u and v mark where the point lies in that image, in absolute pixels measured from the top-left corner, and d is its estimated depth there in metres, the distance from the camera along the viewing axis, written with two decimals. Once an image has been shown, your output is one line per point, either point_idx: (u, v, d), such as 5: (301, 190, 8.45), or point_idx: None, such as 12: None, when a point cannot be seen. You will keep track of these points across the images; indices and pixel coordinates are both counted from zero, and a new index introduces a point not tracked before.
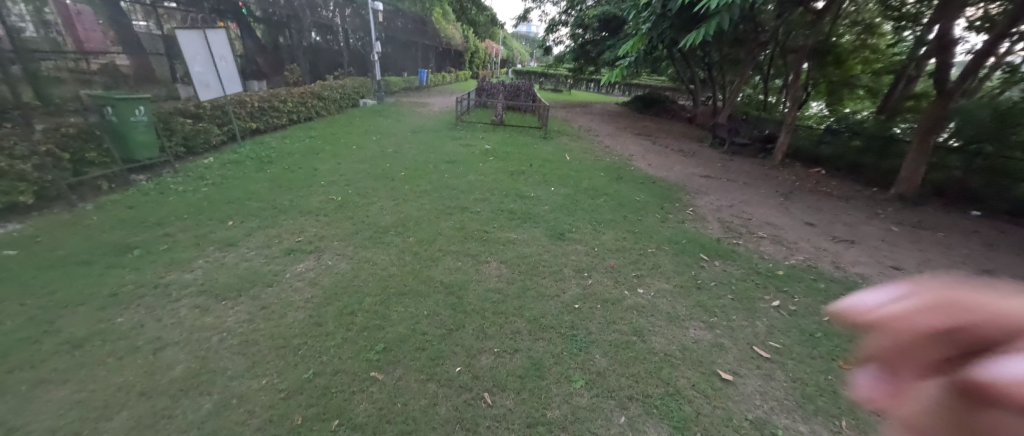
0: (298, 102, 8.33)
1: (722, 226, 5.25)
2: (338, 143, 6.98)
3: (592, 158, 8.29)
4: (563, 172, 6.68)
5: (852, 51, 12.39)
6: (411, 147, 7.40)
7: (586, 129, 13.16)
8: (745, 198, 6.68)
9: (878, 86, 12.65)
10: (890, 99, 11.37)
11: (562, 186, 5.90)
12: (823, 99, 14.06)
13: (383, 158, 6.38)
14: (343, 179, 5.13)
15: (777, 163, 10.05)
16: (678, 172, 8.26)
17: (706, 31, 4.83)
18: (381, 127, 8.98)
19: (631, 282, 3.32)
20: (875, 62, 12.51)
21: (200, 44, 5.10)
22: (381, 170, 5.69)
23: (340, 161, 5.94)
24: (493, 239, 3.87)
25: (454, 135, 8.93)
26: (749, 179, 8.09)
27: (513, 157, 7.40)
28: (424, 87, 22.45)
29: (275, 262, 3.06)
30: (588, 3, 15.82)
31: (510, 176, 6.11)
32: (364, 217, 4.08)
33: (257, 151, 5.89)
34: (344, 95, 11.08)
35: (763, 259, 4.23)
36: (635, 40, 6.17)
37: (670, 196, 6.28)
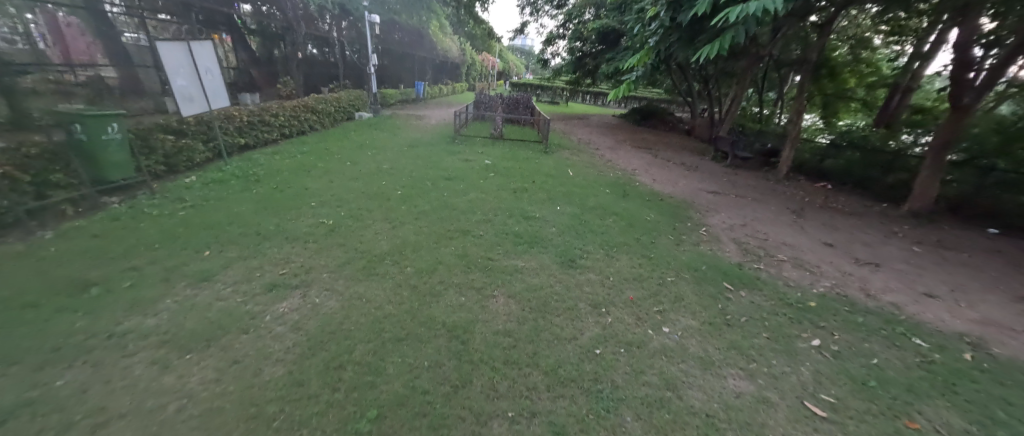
0: (290, 116, 8.04)
1: (738, 248, 4.95)
2: (332, 159, 6.66)
3: (595, 174, 8.02)
4: (568, 189, 6.39)
5: (847, 64, 12.37)
6: (407, 163, 7.10)
7: (586, 142, 12.96)
8: (757, 216, 6.42)
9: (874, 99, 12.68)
10: (887, 112, 11.33)
11: (568, 205, 5.60)
12: (819, 111, 14.07)
13: (378, 175, 6.07)
14: (335, 199, 4.79)
15: (782, 177, 9.86)
16: (684, 187, 8.00)
17: (720, 46, 4.52)
18: (376, 142, 8.69)
19: (654, 319, 2.99)
20: (869, 76, 12.55)
21: (184, 56, 4.79)
22: (376, 189, 5.37)
23: (332, 178, 5.60)
24: (499, 268, 3.53)
25: (452, 149, 8.66)
26: (757, 195, 7.85)
27: (514, 173, 7.11)
28: (420, 99, 22.31)
29: (254, 301, 2.69)
30: (586, 16, 15.81)
31: (513, 194, 5.80)
32: (357, 243, 3.73)
33: (244, 169, 5.54)
34: (340, 108, 10.82)
35: (789, 287, 3.91)
36: (642, 55, 5.86)
37: (680, 215, 6.00)
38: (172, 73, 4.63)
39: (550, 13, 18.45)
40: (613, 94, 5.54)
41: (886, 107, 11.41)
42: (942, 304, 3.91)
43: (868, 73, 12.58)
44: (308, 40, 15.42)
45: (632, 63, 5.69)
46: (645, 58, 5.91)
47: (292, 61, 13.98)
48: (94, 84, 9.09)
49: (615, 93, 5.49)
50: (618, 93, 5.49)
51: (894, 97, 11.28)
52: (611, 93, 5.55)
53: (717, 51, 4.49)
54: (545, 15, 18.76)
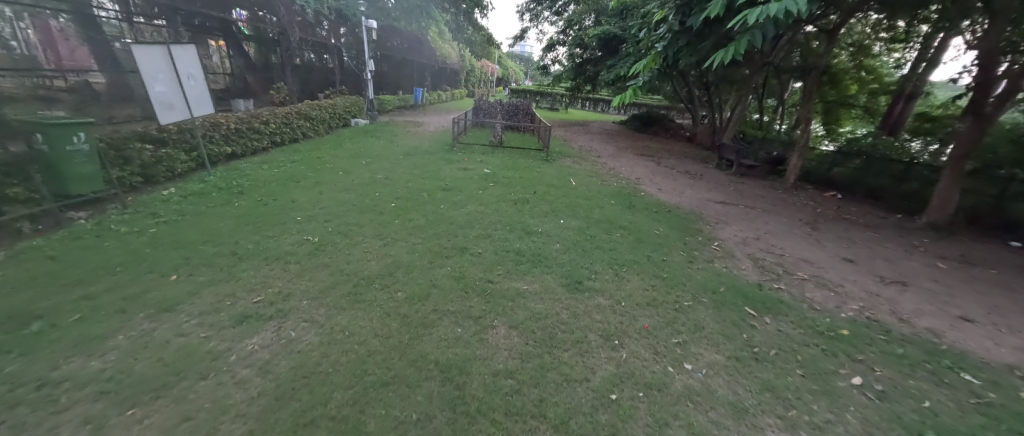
0: (281, 123, 7.75)
1: (755, 265, 4.63)
2: (323, 168, 6.36)
3: (599, 183, 7.72)
4: (572, 201, 6.08)
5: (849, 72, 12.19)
6: (402, 172, 6.80)
7: (586, 149, 12.69)
8: (770, 229, 6.11)
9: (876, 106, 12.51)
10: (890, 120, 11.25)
11: (572, 218, 5.28)
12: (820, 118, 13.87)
13: (372, 186, 5.77)
14: (324, 213, 4.47)
15: (790, 186, 9.58)
16: (691, 197, 7.70)
17: (734, 51, 4.20)
18: (372, 150, 8.38)
19: (674, 354, 2.65)
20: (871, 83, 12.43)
21: (163, 61, 4.50)
22: (369, 201, 5.07)
23: (321, 190, 5.29)
24: (499, 293, 3.20)
25: (449, 157, 8.37)
26: (767, 205, 7.55)
27: (514, 183, 6.80)
28: (419, 106, 22.11)
29: (219, 337, 2.35)
30: (586, 23, 15.59)
31: (514, 207, 5.49)
32: (345, 263, 3.40)
33: (228, 179, 5.23)
34: (335, 115, 10.54)
35: (816, 312, 3.57)
36: (648, 60, 5.54)
37: (690, 227, 5.69)
38: (150, 78, 4.32)
39: (550, 20, 18.29)
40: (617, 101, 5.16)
41: (890, 114, 11.26)
42: (982, 330, 3.58)
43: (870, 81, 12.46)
44: (305, 46, 15.21)
45: (639, 68, 5.34)
46: (652, 64, 5.59)
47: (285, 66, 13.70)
48: (81, 89, 8.82)
49: (620, 100, 5.12)
50: (622, 101, 5.09)
51: (897, 104, 11.12)
52: (615, 100, 5.17)
53: (731, 57, 4.17)
54: (545, 21, 18.59)
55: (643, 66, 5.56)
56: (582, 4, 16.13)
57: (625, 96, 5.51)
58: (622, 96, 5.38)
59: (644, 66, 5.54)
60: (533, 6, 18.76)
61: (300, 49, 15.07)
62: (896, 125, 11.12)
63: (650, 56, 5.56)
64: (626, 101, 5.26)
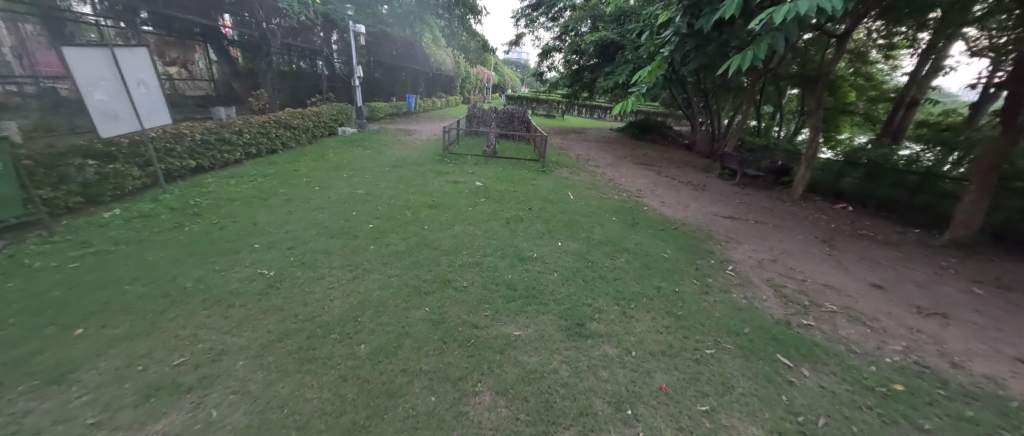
0: (258, 133, 7.23)
1: (777, 294, 4.11)
2: (298, 183, 5.81)
3: (598, 197, 7.23)
4: (570, 218, 5.57)
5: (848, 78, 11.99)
6: (387, 187, 6.26)
7: (584, 158, 12.23)
8: (785, 248, 5.61)
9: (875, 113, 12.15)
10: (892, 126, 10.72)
11: (571, 239, 4.76)
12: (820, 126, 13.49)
13: (349, 204, 5.22)
14: (288, 238, 3.92)
15: (798, 198, 9.12)
16: (696, 212, 7.22)
17: (752, 57, 3.67)
18: (356, 161, 7.85)
19: (702, 428, 2.11)
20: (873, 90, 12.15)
21: (106, 66, 3.98)
22: (344, 222, 4.52)
23: (290, 209, 4.73)
24: (484, 343, 2.65)
25: (439, 168, 7.88)
26: (778, 220, 7.07)
27: (508, 198, 6.30)
28: (413, 113, 21.68)
29: (112, 424, 1.79)
30: (583, 29, 15.21)
31: (507, 227, 4.97)
32: (301, 305, 2.84)
33: (187, 197, 4.67)
34: (320, 123, 10.02)
35: (857, 357, 3.05)
36: (653, 67, 5.00)
37: (700, 248, 5.19)
38: (88, 85, 3.80)
39: (546, 26, 17.94)
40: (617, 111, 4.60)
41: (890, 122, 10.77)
42: None
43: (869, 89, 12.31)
44: (293, 52, 14.72)
45: (643, 75, 4.80)
46: (657, 70, 5.04)
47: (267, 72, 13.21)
48: (46, 96, 8.29)
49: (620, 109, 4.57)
50: (622, 110, 4.54)
51: (898, 112, 10.65)
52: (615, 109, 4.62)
53: (749, 63, 3.64)
54: (541, 27, 18.22)
55: (648, 73, 5.01)
56: (578, 9, 15.75)
57: (627, 104, 4.98)
58: (624, 105, 4.85)
59: (649, 73, 5.00)
60: (528, 12, 18.38)
61: (288, 55, 14.57)
62: (899, 131, 10.65)
63: (655, 61, 5.01)
64: (628, 110, 4.71)
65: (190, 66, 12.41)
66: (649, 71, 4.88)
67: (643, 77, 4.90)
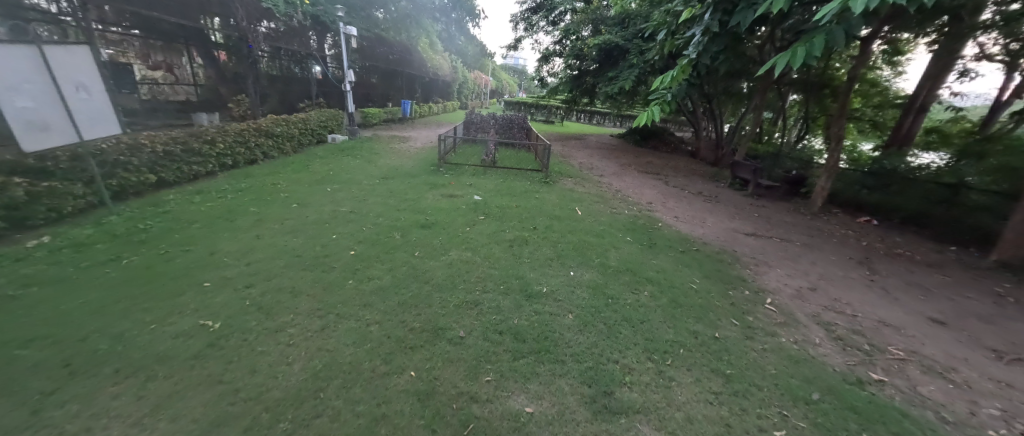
0: (234, 142, 6.57)
1: (830, 336, 3.48)
2: (272, 200, 5.15)
3: (607, 213, 6.60)
4: (580, 240, 4.95)
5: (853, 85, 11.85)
6: (375, 203, 5.61)
7: (587, 167, 11.63)
8: (822, 273, 4.98)
9: (883, 120, 11.64)
10: (898, 134, 10.19)
11: (584, 268, 4.12)
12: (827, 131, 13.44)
13: (329, 225, 4.56)
14: (248, 272, 3.25)
15: (818, 210, 8.54)
16: (714, 228, 6.61)
17: (806, 53, 3.06)
18: (343, 172, 7.21)
19: None
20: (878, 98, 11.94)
21: (32, 67, 3.37)
22: (320, 249, 3.87)
23: (258, 233, 4.07)
24: (486, 430, 1.99)
25: (434, 180, 7.27)
26: (805, 237, 6.47)
27: (510, 215, 5.66)
28: (408, 119, 21.11)
29: None
30: (584, 33, 14.62)
31: (509, 253, 4.32)
32: (246, 374, 2.18)
33: (138, 219, 4.01)
34: (308, 130, 9.37)
35: (957, 431, 2.41)
36: (678, 70, 4.34)
37: (729, 274, 4.57)
38: (9, 89, 3.19)
39: (546, 30, 17.42)
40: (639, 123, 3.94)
41: (898, 129, 10.22)
42: None
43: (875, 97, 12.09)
44: (283, 56, 14.11)
45: (667, 79, 4.14)
46: (682, 75, 4.38)
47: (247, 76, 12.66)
48: None
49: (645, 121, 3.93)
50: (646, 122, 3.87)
51: (905, 119, 10.09)
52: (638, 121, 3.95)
53: (805, 60, 3.01)
54: (540, 31, 17.68)
55: (672, 78, 4.35)
56: (578, 13, 15.16)
57: (651, 115, 4.35)
58: (647, 115, 4.22)
59: (674, 77, 4.35)
60: (527, 15, 17.87)
61: (277, 59, 13.95)
62: (907, 139, 10.10)
63: (678, 64, 4.37)
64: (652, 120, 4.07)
65: (176, 69, 12.14)
66: (674, 76, 4.23)
67: (667, 83, 4.25)
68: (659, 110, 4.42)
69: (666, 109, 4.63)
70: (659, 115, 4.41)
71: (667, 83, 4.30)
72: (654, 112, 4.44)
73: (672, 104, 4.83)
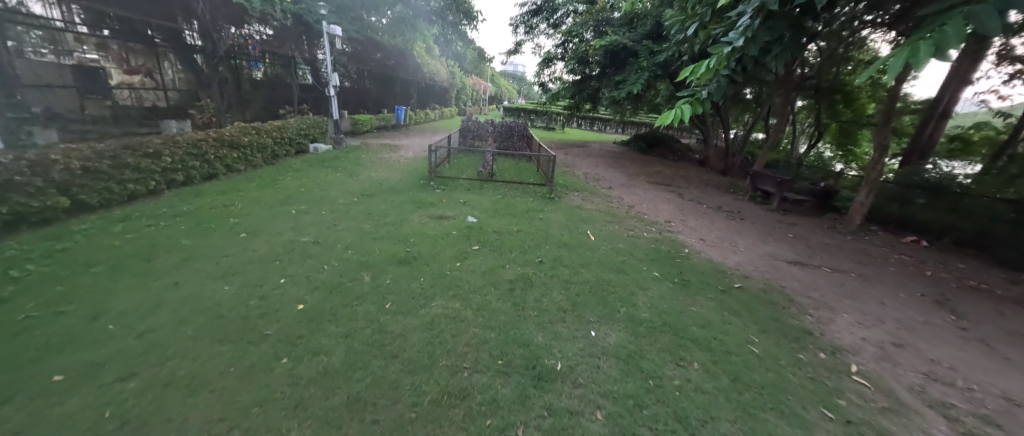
0: (187, 155, 5.65)
1: (958, 430, 2.49)
2: (217, 227, 4.18)
3: (623, 237, 5.63)
4: (597, 279, 3.96)
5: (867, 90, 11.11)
6: (346, 230, 4.62)
7: (593, 178, 10.74)
8: (899, 320, 3.99)
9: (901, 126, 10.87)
10: (918, 142, 9.16)
11: (608, 325, 3.12)
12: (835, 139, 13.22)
13: (282, 263, 3.58)
14: (135, 350, 2.26)
15: (856, 229, 7.61)
16: (748, 254, 5.65)
17: (929, 52, 2.04)
18: (317, 188, 6.28)
19: None
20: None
21: None
22: (257, 304, 2.87)
23: (178, 278, 3.09)
24: None
25: (423, 197, 6.36)
26: (855, 265, 5.52)
27: (510, 244, 4.69)
28: (403, 126, 20.31)
29: None
30: (588, 35, 13.70)
31: (509, 302, 3.35)
32: None
33: (19, 261, 3.05)
34: (286, 138, 8.46)
35: None
36: (717, 58, 3.28)
37: (789, 324, 3.59)
38: None
39: (547, 32, 16.54)
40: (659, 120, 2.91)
41: (916, 137, 9.21)
42: None
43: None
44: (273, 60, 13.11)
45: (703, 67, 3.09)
46: (719, 66, 3.36)
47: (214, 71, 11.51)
48: None
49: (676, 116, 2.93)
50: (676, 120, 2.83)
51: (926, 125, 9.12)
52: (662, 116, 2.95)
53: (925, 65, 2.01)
54: (541, 34, 16.83)
55: (710, 70, 3.29)
56: (582, 14, 14.25)
57: (679, 112, 3.26)
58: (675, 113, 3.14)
59: (711, 69, 3.29)
60: (527, 18, 16.98)
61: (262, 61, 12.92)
62: (926, 148, 9.12)
63: (716, 53, 3.35)
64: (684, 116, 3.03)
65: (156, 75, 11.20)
66: (711, 66, 3.21)
67: (701, 73, 3.22)
68: (689, 109, 3.29)
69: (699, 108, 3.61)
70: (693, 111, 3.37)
71: (701, 74, 3.28)
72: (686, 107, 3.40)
73: (706, 105, 3.77)
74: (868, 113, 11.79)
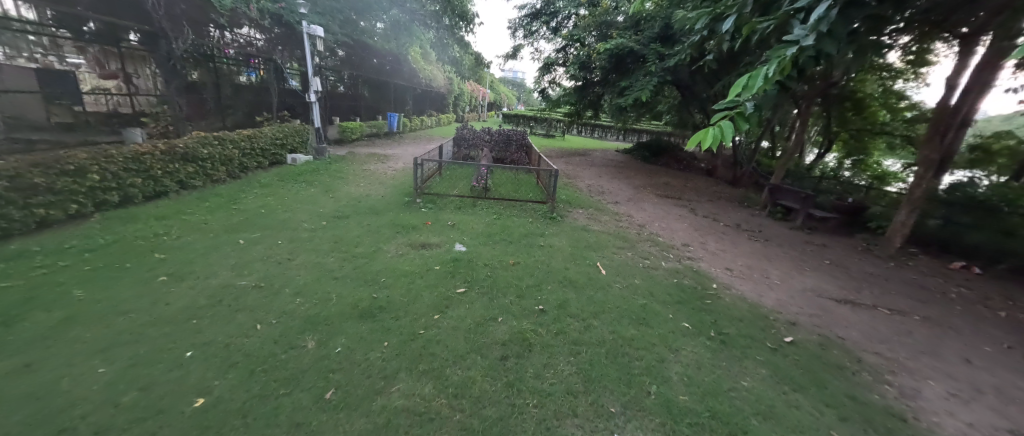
0: (126, 172, 4.84)
1: None
2: (134, 267, 3.34)
3: (638, 269, 4.77)
4: (615, 336, 3.09)
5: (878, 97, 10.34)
6: (300, 268, 3.73)
7: (597, 191, 9.93)
8: (999, 390, 3.12)
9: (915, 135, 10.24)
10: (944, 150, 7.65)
11: (638, 420, 2.24)
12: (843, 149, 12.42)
13: (199, 325, 2.69)
14: None
15: (895, 252, 6.76)
16: (785, 289, 4.79)
17: None
18: (282, 208, 5.44)
19: None
20: (905, 110, 10.32)
21: None
22: (128, 404, 1.97)
23: (33, 357, 2.22)
24: None
25: (406, 218, 5.54)
26: (914, 304, 4.65)
27: (504, 284, 3.83)
28: (397, 133, 19.56)
29: None
30: (589, 39, 12.92)
31: (501, 380, 2.46)
32: None
33: None
34: (259, 148, 7.66)
35: None
36: (779, 63, 2.53)
37: (871, 404, 2.71)
38: None
39: (547, 36, 15.79)
40: (704, 137, 2.10)
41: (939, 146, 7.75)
42: None
43: (904, 108, 10.34)
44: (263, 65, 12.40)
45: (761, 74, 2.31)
46: (779, 74, 2.62)
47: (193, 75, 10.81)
48: None
49: (730, 132, 2.15)
50: (731, 137, 2.04)
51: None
52: (710, 131, 2.17)
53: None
54: (541, 38, 16.07)
55: (768, 77, 2.52)
56: (584, 17, 13.47)
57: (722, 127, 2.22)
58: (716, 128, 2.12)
59: (771, 75, 2.53)
60: (527, 20, 16.15)
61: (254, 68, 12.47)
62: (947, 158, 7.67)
63: (778, 56, 2.61)
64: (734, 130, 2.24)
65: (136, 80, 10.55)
66: (771, 73, 2.43)
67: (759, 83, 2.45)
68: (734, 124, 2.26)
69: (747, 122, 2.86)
70: (743, 123, 2.61)
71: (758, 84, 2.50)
72: (731, 117, 2.60)
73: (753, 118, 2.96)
74: (880, 120, 10.74)
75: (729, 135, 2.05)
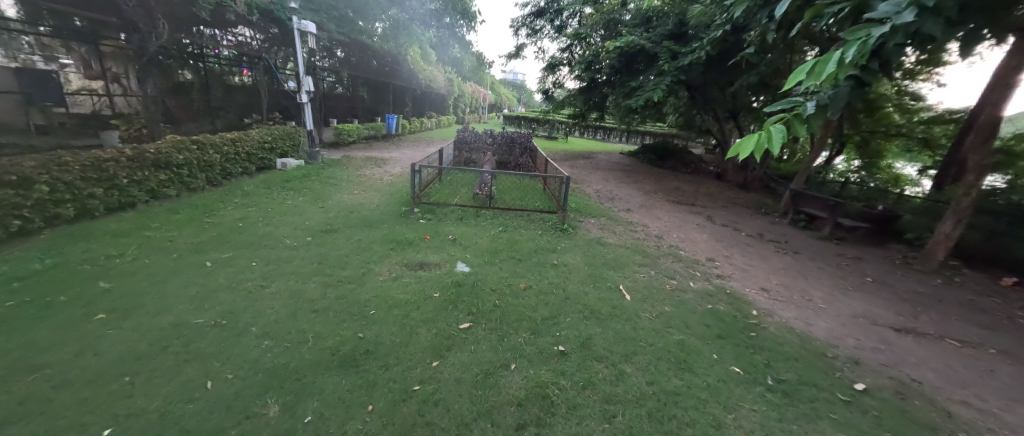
0: (83, 182, 4.28)
1: None
2: (68, 301, 2.75)
3: (665, 292, 4.19)
4: (656, 390, 2.51)
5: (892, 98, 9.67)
6: (273, 297, 3.15)
7: (606, 197, 9.35)
8: None
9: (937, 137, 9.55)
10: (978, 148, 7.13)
11: None
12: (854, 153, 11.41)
13: (131, 385, 2.10)
14: None
15: (939, 267, 6.18)
16: (833, 315, 4.20)
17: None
18: (264, 221, 4.86)
19: None
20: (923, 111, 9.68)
21: None
22: None
23: None
24: None
25: (402, 232, 4.96)
26: (985, 333, 4.07)
27: (516, 316, 3.25)
28: (396, 136, 19.04)
29: None
30: (596, 38, 12.35)
31: None
32: None
33: None
34: (245, 153, 7.09)
35: None
36: (859, 48, 1.96)
37: None
38: None
39: (551, 35, 15.23)
40: (745, 146, 1.65)
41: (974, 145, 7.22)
42: None
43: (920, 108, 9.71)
44: (255, 64, 11.85)
45: (831, 62, 1.77)
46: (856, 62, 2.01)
47: (183, 76, 10.27)
48: None
49: (778, 140, 1.68)
50: (777, 147, 1.57)
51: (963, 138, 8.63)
52: (753, 138, 1.71)
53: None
54: (545, 36, 15.51)
55: (844, 65, 1.95)
56: (590, 14, 12.90)
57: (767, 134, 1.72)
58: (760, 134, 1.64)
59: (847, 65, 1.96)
60: (530, 19, 15.59)
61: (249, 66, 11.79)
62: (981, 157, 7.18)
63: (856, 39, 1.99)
64: (787, 138, 1.76)
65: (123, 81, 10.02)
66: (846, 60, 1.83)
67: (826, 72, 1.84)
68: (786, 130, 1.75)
69: (810, 125, 2.32)
70: (801, 128, 2.05)
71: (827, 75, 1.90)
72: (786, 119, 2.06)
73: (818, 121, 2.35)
74: (895, 121, 9.92)
75: (777, 144, 1.60)
